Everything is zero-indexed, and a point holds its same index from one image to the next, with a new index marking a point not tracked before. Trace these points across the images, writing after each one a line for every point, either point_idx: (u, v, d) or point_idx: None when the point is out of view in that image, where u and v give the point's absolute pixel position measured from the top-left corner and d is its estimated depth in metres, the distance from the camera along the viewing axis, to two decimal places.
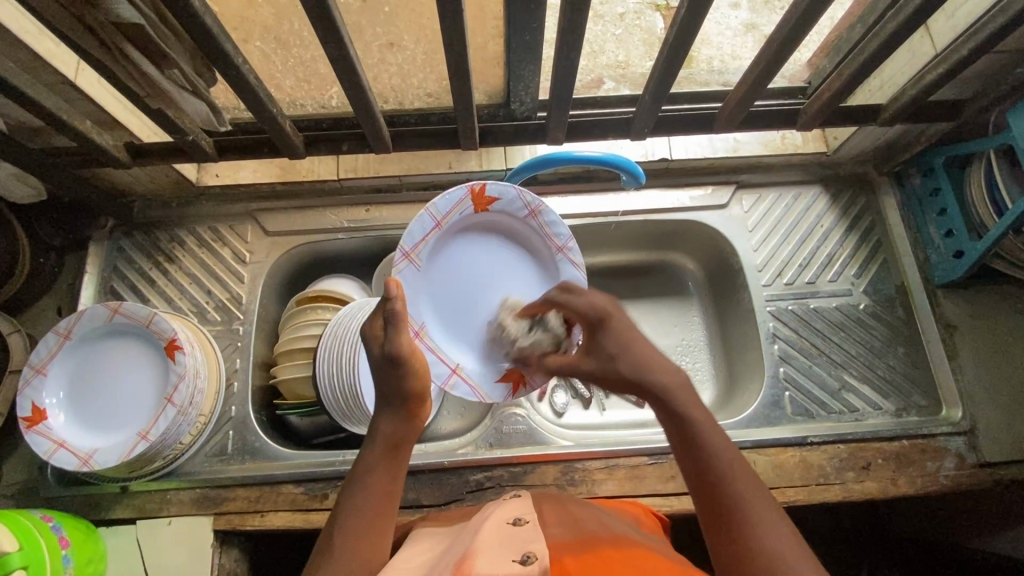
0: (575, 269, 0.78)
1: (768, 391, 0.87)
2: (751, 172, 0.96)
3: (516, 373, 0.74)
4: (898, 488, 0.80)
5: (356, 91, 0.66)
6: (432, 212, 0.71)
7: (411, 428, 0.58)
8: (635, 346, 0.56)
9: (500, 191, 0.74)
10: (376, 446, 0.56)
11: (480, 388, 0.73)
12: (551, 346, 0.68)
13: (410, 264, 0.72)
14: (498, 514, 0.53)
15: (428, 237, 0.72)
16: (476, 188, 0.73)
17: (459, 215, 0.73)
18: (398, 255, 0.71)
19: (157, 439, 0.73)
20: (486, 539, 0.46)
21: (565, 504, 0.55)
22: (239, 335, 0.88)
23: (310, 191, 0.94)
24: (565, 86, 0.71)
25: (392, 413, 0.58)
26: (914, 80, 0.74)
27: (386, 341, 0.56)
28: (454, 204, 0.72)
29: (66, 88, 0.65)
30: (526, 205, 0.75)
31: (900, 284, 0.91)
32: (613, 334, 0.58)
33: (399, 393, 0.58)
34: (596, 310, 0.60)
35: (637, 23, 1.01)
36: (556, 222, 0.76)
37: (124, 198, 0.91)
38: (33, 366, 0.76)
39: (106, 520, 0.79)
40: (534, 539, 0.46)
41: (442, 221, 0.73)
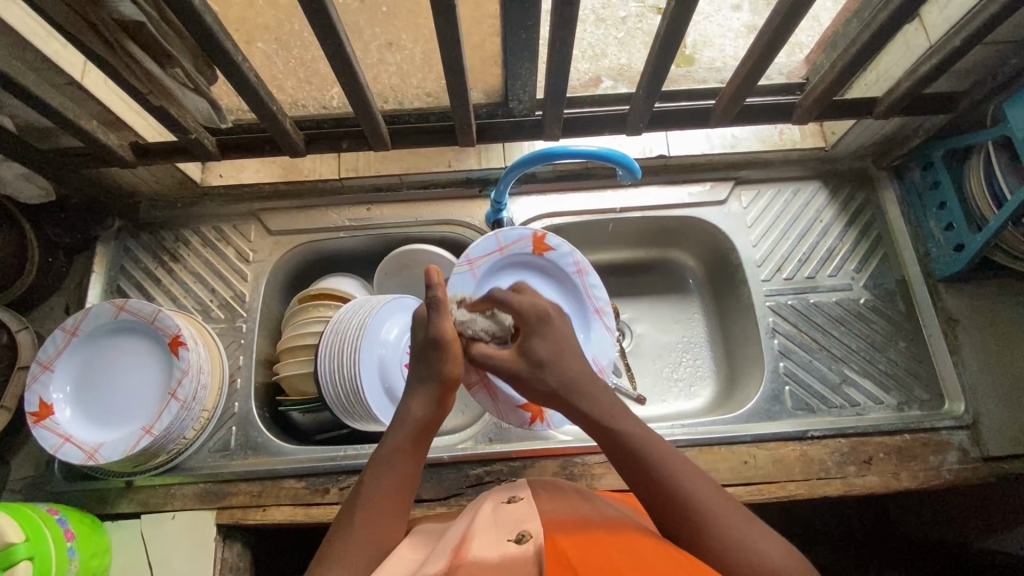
0: (607, 330, 0.88)
1: (768, 385, 0.87)
2: (749, 168, 0.97)
3: (537, 407, 0.77)
4: (901, 482, 0.79)
5: (354, 89, 0.67)
6: (499, 237, 0.82)
7: (440, 414, 0.58)
8: (565, 354, 0.59)
9: (556, 244, 0.85)
10: (403, 431, 0.56)
11: (503, 409, 0.77)
12: (484, 335, 0.66)
13: (470, 270, 0.81)
14: (494, 495, 0.54)
15: (492, 258, 0.83)
16: (538, 233, 0.84)
17: (520, 248, 0.84)
18: (462, 259, 0.80)
19: (161, 433, 0.74)
20: (482, 520, 0.47)
21: (557, 487, 0.56)
22: (242, 332, 0.89)
23: (312, 190, 0.95)
24: (560, 82, 0.71)
25: (424, 398, 0.57)
26: (908, 73, 0.74)
27: (430, 325, 0.58)
28: (519, 238, 0.83)
29: (73, 89, 0.67)
30: (575, 263, 0.86)
31: (900, 278, 0.91)
32: (550, 339, 0.60)
33: (434, 375, 0.58)
34: (536, 312, 0.61)
35: (639, 27, 1.01)
36: (597, 285, 0.87)
37: (131, 198, 0.93)
38: (40, 362, 0.77)
39: (113, 514, 0.80)
40: (528, 517, 0.47)
41: (504, 247, 0.83)
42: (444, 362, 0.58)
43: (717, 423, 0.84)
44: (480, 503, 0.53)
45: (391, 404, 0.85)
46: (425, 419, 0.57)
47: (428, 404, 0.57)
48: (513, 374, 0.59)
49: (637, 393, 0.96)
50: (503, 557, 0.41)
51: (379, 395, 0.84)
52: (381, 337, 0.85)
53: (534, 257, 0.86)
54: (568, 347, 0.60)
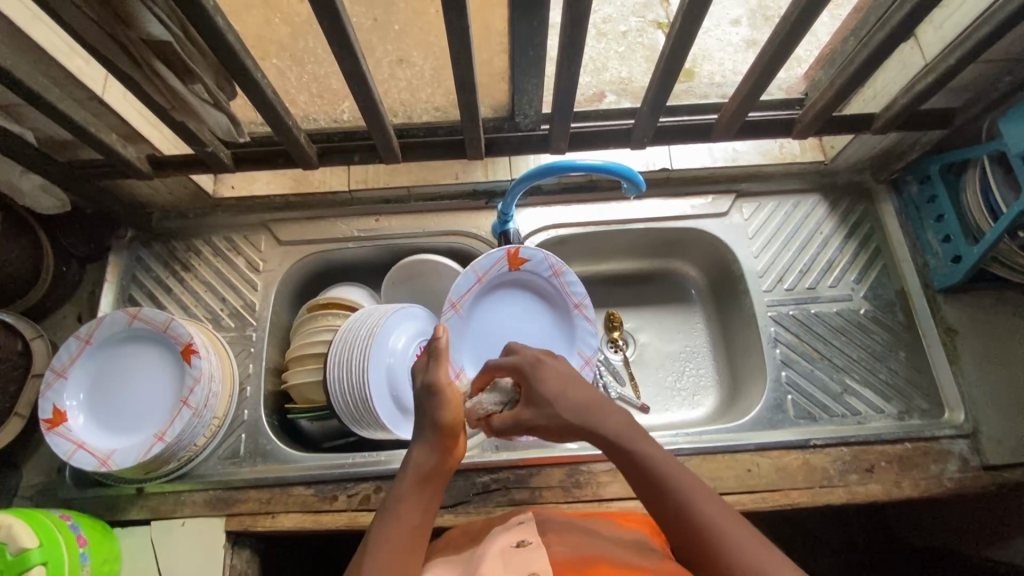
0: (588, 325, 0.90)
1: (771, 394, 0.88)
2: (750, 181, 0.98)
3: None
4: (902, 490, 0.80)
5: (368, 104, 0.69)
6: (474, 270, 0.86)
7: (444, 461, 0.61)
8: (571, 389, 0.61)
9: (531, 255, 0.88)
10: (408, 476, 0.59)
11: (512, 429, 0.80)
12: (495, 407, 0.68)
13: (455, 313, 0.86)
14: (501, 538, 0.57)
15: (472, 291, 0.87)
16: (511, 251, 0.87)
17: (497, 270, 0.88)
18: (447, 305, 0.86)
19: (173, 441, 0.76)
20: (493, 565, 0.51)
21: (563, 527, 0.59)
22: (252, 340, 0.91)
23: (322, 201, 0.97)
24: (567, 98, 0.74)
25: (426, 446, 0.61)
26: (905, 90, 0.76)
27: (426, 373, 0.63)
28: (493, 263, 0.87)
29: (94, 104, 0.69)
30: (551, 266, 0.89)
31: (900, 290, 0.93)
32: (550, 375, 0.63)
33: (430, 425, 0.61)
34: (530, 359, 0.65)
35: (639, 41, 1.05)
36: (576, 283, 0.90)
37: (143, 209, 0.94)
38: (54, 370, 0.78)
39: (123, 521, 0.81)
40: (536, 561, 0.50)
41: (482, 277, 0.87)
42: (437, 409, 0.61)
43: (721, 432, 0.85)
44: (490, 545, 0.56)
45: (399, 412, 0.86)
46: (429, 466, 0.60)
47: (430, 450, 0.60)
48: (527, 423, 0.62)
49: (640, 402, 0.97)
50: None
51: (387, 404, 0.85)
52: (389, 346, 0.86)
53: (511, 272, 0.89)
54: (573, 380, 0.62)
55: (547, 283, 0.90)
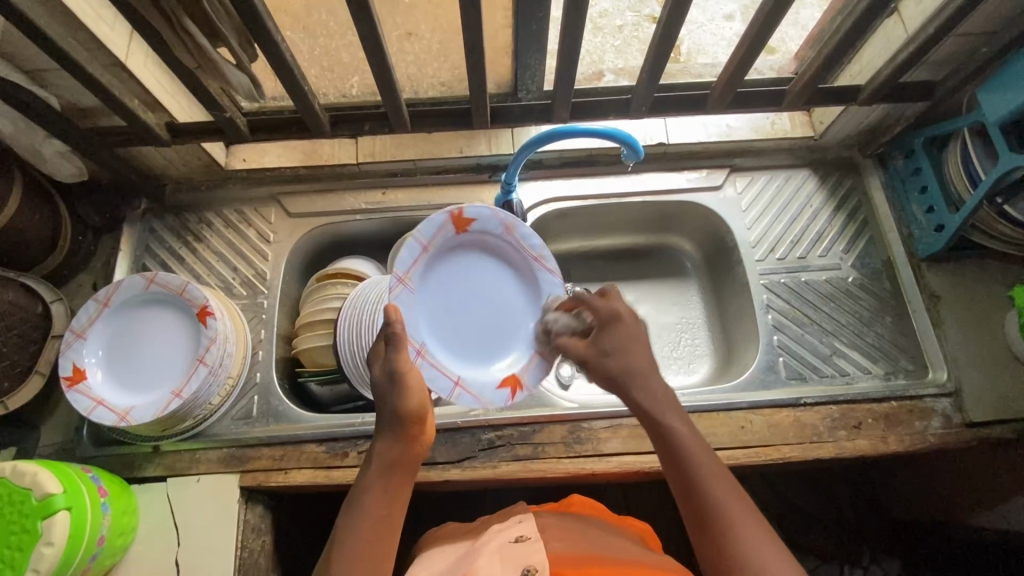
0: (552, 277, 0.80)
1: (763, 356, 0.92)
2: (744, 156, 1.03)
3: (514, 378, 0.78)
4: (888, 445, 0.84)
5: (381, 71, 0.73)
6: (417, 238, 0.74)
7: (409, 449, 0.64)
8: (630, 350, 0.66)
9: (476, 212, 0.76)
10: (375, 467, 0.63)
11: (482, 397, 0.76)
12: (568, 330, 0.73)
13: (404, 288, 0.73)
14: (504, 532, 0.59)
15: (419, 261, 0.75)
16: (454, 212, 0.75)
17: (443, 236, 0.76)
18: (392, 281, 0.72)
19: (190, 397, 0.78)
20: (490, 555, 0.54)
21: (564, 523, 0.63)
22: (263, 308, 0.94)
23: (330, 174, 1.00)
24: (569, 70, 0.77)
25: (389, 436, 0.64)
26: (888, 62, 0.81)
27: (386, 360, 0.65)
28: (436, 227, 0.75)
29: (118, 70, 0.72)
30: (502, 223, 0.78)
31: (886, 259, 0.97)
32: (614, 330, 0.67)
33: (392, 416, 0.64)
34: (611, 310, 0.67)
35: (636, 35, 1.07)
36: (532, 237, 0.79)
37: (158, 181, 0.97)
38: (74, 331, 0.81)
39: (139, 478, 0.83)
40: (534, 552, 0.53)
41: (427, 245, 0.75)
42: (400, 399, 0.64)
43: (715, 392, 0.89)
44: (493, 537, 0.59)
45: None
46: (393, 455, 0.63)
47: (391, 438, 0.64)
48: (583, 364, 0.68)
49: None
50: None
51: None
52: None
53: (457, 237, 0.77)
54: (633, 343, 0.66)
55: (502, 242, 0.79)
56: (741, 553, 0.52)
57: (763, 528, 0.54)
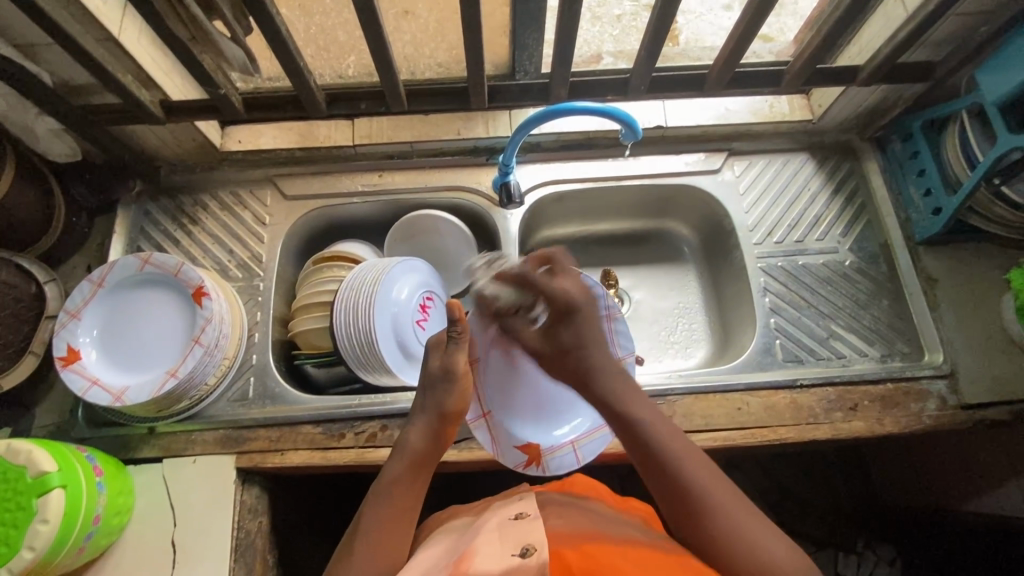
0: None
1: (760, 339, 0.92)
2: (742, 140, 1.02)
3: (535, 449, 0.78)
4: (884, 426, 0.84)
5: (378, 49, 0.72)
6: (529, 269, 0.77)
7: (438, 445, 0.65)
8: (588, 343, 0.69)
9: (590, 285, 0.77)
10: (402, 459, 0.63)
11: (498, 444, 0.77)
12: (511, 306, 0.74)
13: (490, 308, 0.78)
14: (503, 510, 0.57)
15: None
16: None
17: None
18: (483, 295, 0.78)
19: (185, 377, 0.78)
20: (489, 533, 0.52)
21: (567, 507, 0.61)
22: (259, 290, 0.93)
23: (326, 156, 0.99)
24: (566, 50, 0.77)
25: (422, 429, 0.65)
26: (887, 42, 0.81)
27: (444, 355, 0.68)
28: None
29: (111, 45, 0.71)
30: (606, 309, 0.77)
31: (883, 242, 0.97)
32: (574, 327, 0.70)
33: (435, 409, 0.66)
34: (564, 299, 0.70)
35: (634, 25, 1.04)
36: (626, 334, 0.78)
37: (153, 162, 0.97)
38: (68, 311, 0.81)
39: (135, 459, 0.83)
40: (533, 530, 0.51)
41: None
42: (447, 396, 0.66)
43: (712, 373, 0.89)
44: (491, 515, 0.57)
45: (402, 358, 0.88)
46: (422, 449, 0.64)
47: (426, 434, 0.64)
48: (540, 356, 0.71)
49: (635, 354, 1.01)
50: (506, 571, 0.45)
51: (391, 348, 0.87)
52: (394, 297, 0.88)
53: None
54: (591, 338, 0.70)
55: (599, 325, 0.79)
56: (720, 528, 0.53)
57: (738, 498, 0.55)
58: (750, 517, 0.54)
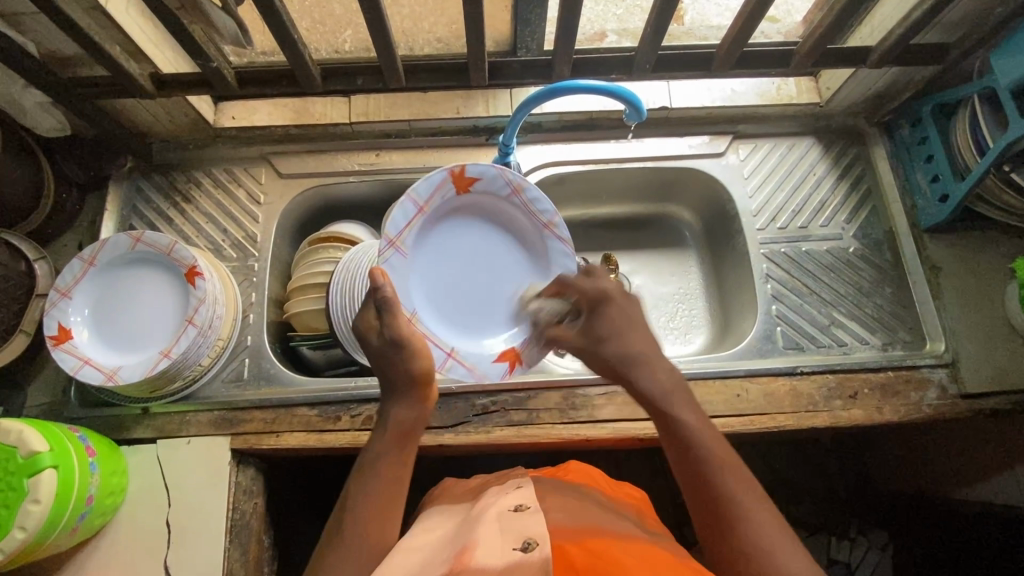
0: (562, 245, 0.84)
1: (761, 326, 0.91)
2: (748, 122, 1.00)
3: (511, 350, 0.82)
4: (883, 415, 0.84)
5: (376, 23, 0.70)
6: (413, 198, 0.77)
7: (421, 413, 0.63)
8: (624, 333, 0.62)
9: (479, 172, 0.80)
10: (388, 433, 0.62)
11: (477, 369, 0.80)
12: (554, 315, 0.73)
13: (396, 251, 0.77)
14: (502, 500, 0.57)
15: (412, 223, 0.79)
16: (454, 171, 0.79)
17: (442, 196, 0.80)
18: (385, 243, 0.76)
19: (179, 357, 0.77)
20: (488, 526, 0.51)
21: (567, 499, 0.60)
22: (254, 270, 0.92)
23: (322, 134, 0.97)
24: (570, 27, 0.75)
25: (402, 401, 0.63)
26: (900, 22, 0.78)
27: (392, 324, 0.63)
28: (434, 188, 0.79)
29: (99, 15, 0.69)
30: (508, 183, 0.81)
31: (888, 229, 0.95)
32: (614, 318, 0.63)
33: (405, 377, 0.63)
34: (597, 291, 0.64)
35: (638, 4, 1.02)
36: (539, 198, 0.82)
37: (144, 138, 0.94)
38: (58, 289, 0.79)
39: (129, 440, 0.82)
40: (535, 523, 0.50)
41: (424, 207, 0.79)
42: (408, 362, 0.63)
43: (711, 359, 0.88)
44: (489, 507, 0.56)
45: None
46: (408, 421, 0.63)
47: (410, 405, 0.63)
48: (581, 352, 0.65)
49: None
50: (509, 565, 0.45)
51: None
52: None
53: (459, 198, 0.82)
54: (631, 326, 0.63)
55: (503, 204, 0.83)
56: (744, 537, 0.51)
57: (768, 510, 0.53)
58: (778, 530, 0.52)
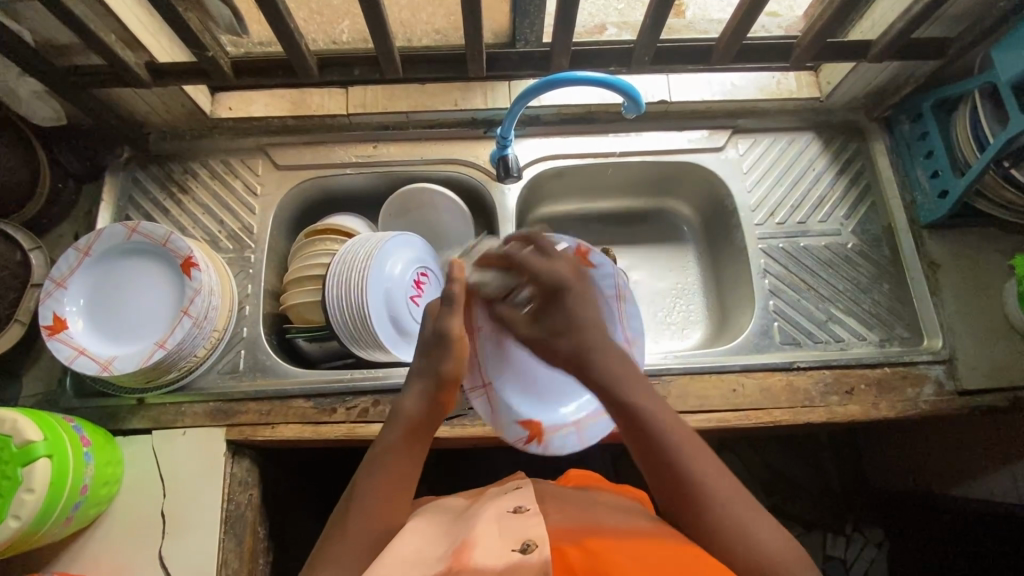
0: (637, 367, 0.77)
1: (758, 321, 0.91)
2: (747, 117, 1.00)
3: (538, 426, 0.76)
4: (879, 411, 0.84)
5: (373, 13, 0.69)
6: (534, 242, 0.75)
7: (435, 410, 0.63)
8: (584, 325, 0.65)
9: (601, 260, 0.74)
10: (400, 427, 0.61)
11: (499, 413, 0.75)
12: (500, 292, 0.71)
13: (489, 270, 0.75)
14: (500, 501, 0.56)
15: (509, 258, 0.81)
16: (584, 248, 0.74)
17: (559, 258, 0.76)
18: (486, 255, 0.74)
19: (174, 348, 0.76)
20: (486, 527, 0.51)
21: (564, 500, 0.60)
22: (250, 262, 0.91)
23: (320, 125, 0.97)
24: (566, 18, 0.74)
25: (419, 397, 0.63)
26: (901, 16, 0.78)
27: (438, 319, 0.65)
28: (555, 247, 0.75)
29: (93, 2, 0.68)
30: (616, 286, 0.76)
31: (887, 225, 0.95)
32: (565, 310, 0.66)
33: (432, 372, 0.63)
34: (552, 279, 0.67)
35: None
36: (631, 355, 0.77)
37: (141, 128, 0.94)
38: (54, 279, 0.79)
39: (124, 430, 0.82)
40: (535, 525, 0.50)
41: (533, 253, 0.76)
42: (443, 359, 0.64)
43: (708, 354, 0.88)
44: (487, 507, 0.56)
45: (397, 335, 0.87)
46: (421, 416, 0.62)
47: (423, 400, 0.62)
48: (527, 340, 0.67)
49: None
50: (507, 567, 0.45)
51: (385, 324, 0.85)
52: (387, 272, 0.86)
53: None
54: (587, 319, 0.65)
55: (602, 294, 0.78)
56: (712, 513, 0.53)
57: (730, 482, 0.55)
58: (744, 503, 0.53)
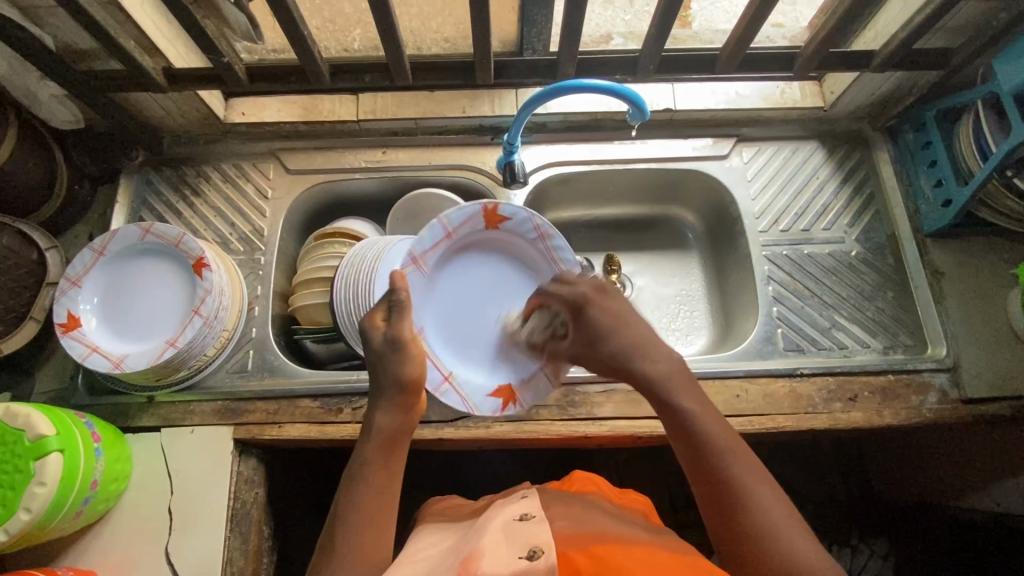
0: None
1: (762, 327, 0.91)
2: (752, 126, 1.01)
3: (507, 390, 0.83)
4: (883, 418, 0.84)
5: (384, 23, 0.71)
6: (443, 222, 0.80)
7: (407, 419, 0.65)
8: (620, 331, 0.65)
9: (512, 213, 0.83)
10: (374, 440, 0.63)
11: (469, 399, 0.81)
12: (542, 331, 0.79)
13: (417, 268, 0.81)
14: (507, 509, 0.57)
15: (436, 246, 0.82)
16: (489, 207, 0.81)
17: (469, 227, 0.83)
18: (407, 258, 0.79)
19: (185, 346, 0.78)
20: (493, 535, 0.51)
21: (569, 505, 0.61)
22: (260, 263, 0.93)
23: (331, 131, 0.98)
24: (572, 28, 0.76)
25: (389, 408, 0.65)
26: (903, 27, 0.79)
27: (391, 327, 0.67)
28: (466, 218, 0.81)
29: (114, 9, 0.71)
30: (537, 228, 0.84)
31: (891, 234, 0.95)
32: (603, 321, 0.66)
33: (394, 382, 0.65)
34: (580, 295, 0.69)
35: (646, 9, 1.03)
36: (564, 247, 0.84)
37: (155, 133, 0.96)
38: (69, 278, 0.81)
39: (133, 428, 0.84)
40: (540, 532, 0.50)
41: (451, 232, 0.82)
42: (401, 366, 0.66)
43: (711, 360, 0.89)
44: (494, 515, 0.56)
45: None
46: (393, 426, 0.64)
47: (393, 411, 0.64)
48: (578, 355, 0.70)
49: None
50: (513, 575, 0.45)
51: None
52: None
53: (487, 231, 0.84)
54: (627, 325, 0.65)
55: (531, 245, 0.85)
56: (748, 520, 0.52)
57: (772, 490, 0.54)
58: (784, 513, 0.52)
